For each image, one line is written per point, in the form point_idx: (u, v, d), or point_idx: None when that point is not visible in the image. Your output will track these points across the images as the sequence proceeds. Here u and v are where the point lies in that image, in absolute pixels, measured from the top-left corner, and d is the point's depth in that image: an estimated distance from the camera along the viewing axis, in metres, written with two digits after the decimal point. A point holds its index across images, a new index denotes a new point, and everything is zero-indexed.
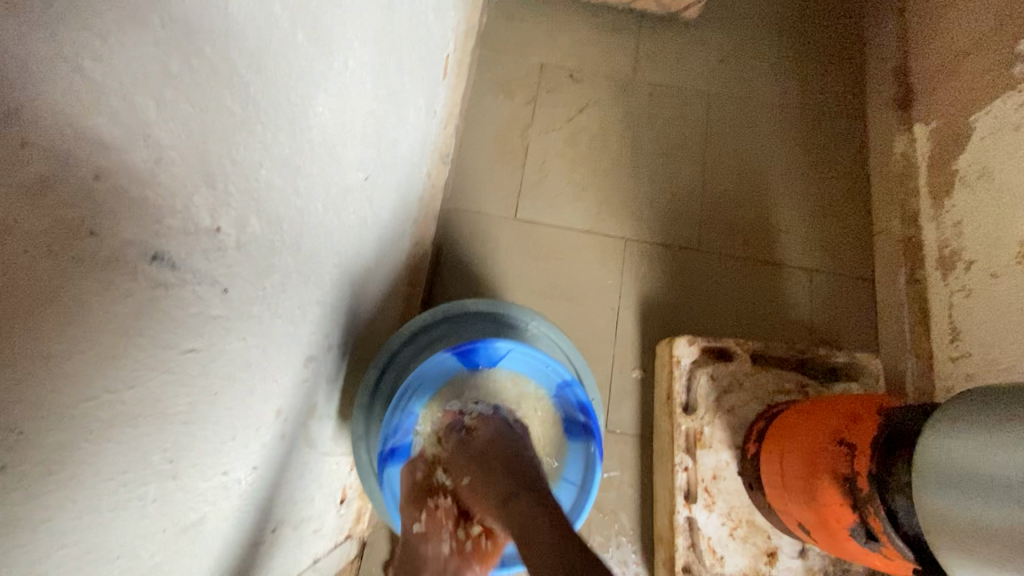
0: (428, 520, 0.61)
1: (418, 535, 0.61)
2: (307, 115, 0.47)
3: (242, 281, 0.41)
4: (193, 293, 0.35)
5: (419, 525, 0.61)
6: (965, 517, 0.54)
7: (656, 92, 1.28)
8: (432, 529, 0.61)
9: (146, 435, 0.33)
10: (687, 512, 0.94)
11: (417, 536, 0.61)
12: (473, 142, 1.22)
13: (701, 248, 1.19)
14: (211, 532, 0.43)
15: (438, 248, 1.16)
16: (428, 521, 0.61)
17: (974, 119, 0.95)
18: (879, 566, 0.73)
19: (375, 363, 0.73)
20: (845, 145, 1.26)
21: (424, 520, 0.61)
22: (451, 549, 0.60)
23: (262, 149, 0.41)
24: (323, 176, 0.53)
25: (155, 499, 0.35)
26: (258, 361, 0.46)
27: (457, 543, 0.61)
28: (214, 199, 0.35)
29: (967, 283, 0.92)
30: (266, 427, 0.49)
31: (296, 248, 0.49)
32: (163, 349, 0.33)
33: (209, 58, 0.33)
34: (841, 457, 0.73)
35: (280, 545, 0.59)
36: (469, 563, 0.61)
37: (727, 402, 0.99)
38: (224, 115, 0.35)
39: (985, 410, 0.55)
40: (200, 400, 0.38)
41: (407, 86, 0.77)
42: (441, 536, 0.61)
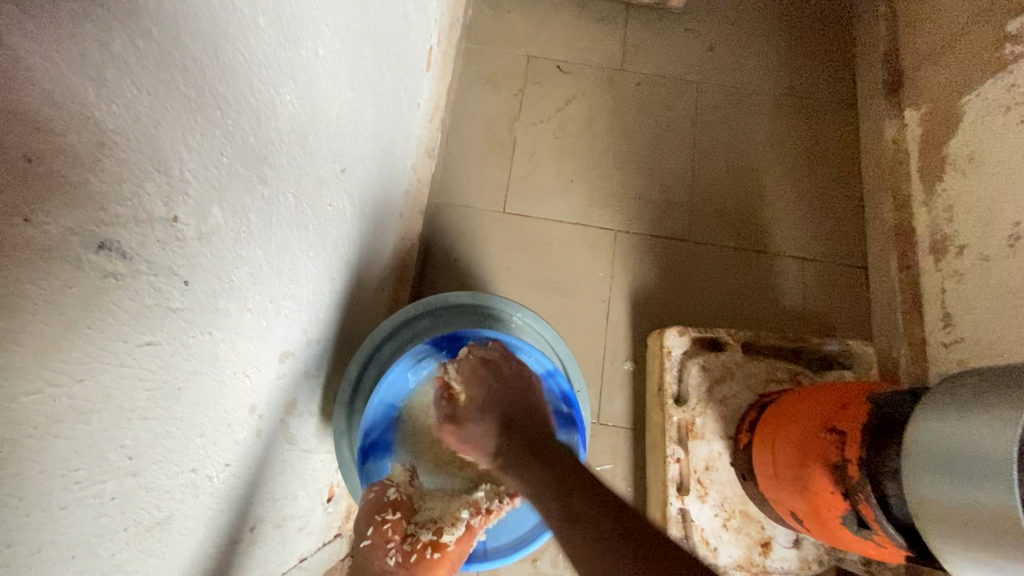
0: (376, 535, 0.62)
1: (368, 549, 0.63)
2: (273, 102, 0.46)
3: (206, 272, 0.40)
4: (148, 285, 0.34)
5: (367, 540, 0.63)
6: (952, 503, 0.54)
7: (644, 82, 1.27)
8: (379, 543, 0.62)
9: (100, 431, 0.32)
10: (680, 504, 0.94)
11: (368, 551, 0.63)
12: (460, 135, 1.21)
13: (692, 238, 1.18)
14: (180, 531, 0.42)
15: (426, 242, 1.14)
16: (377, 537, 0.62)
17: (964, 102, 0.94)
18: (871, 554, 0.72)
19: (357, 359, 0.72)
20: (835, 132, 1.25)
21: (371, 535, 0.63)
22: (398, 563, 0.62)
23: (223, 137, 0.40)
24: (294, 166, 0.52)
25: (114, 497, 0.34)
26: (228, 356, 0.45)
27: (403, 555, 0.62)
28: (168, 188, 0.34)
29: (958, 267, 0.91)
30: (239, 423, 0.48)
31: (266, 240, 0.48)
32: (116, 343, 0.32)
33: (156, 39, 0.32)
34: (832, 445, 0.73)
35: (262, 544, 0.58)
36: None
37: (719, 393, 0.98)
38: (176, 100, 0.34)
39: (975, 392, 0.55)
40: (161, 395, 0.37)
41: (386, 77, 0.76)
42: (387, 550, 0.62)
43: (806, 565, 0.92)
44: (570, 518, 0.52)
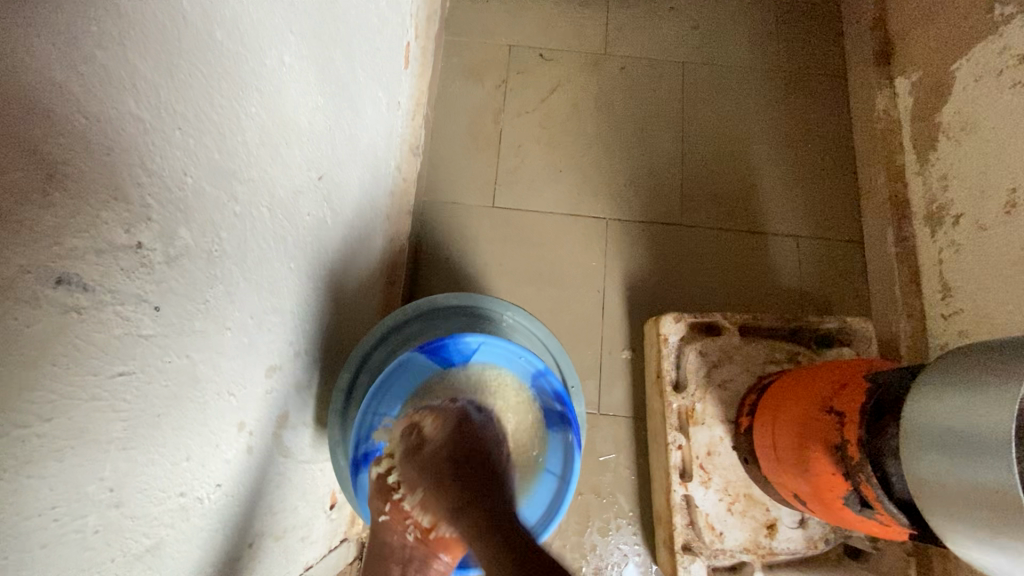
0: (392, 512, 0.63)
1: (384, 525, 0.64)
2: (238, 116, 0.45)
3: (178, 296, 0.39)
4: (116, 314, 0.33)
5: (385, 515, 0.63)
6: (953, 483, 0.53)
7: (629, 66, 1.25)
8: (396, 521, 0.63)
9: (76, 466, 0.31)
10: (684, 490, 0.93)
11: (384, 526, 0.64)
12: (445, 131, 1.19)
13: (686, 222, 1.17)
14: (171, 555, 0.42)
15: (416, 241, 1.13)
16: (394, 514, 0.63)
17: (955, 68, 0.92)
18: (875, 533, 0.72)
19: (348, 368, 0.71)
20: (824, 106, 1.23)
21: (387, 512, 0.63)
22: (416, 539, 0.64)
23: (185, 157, 0.39)
24: (266, 179, 0.51)
25: (97, 530, 0.34)
26: (210, 376, 0.44)
27: (420, 532, 0.63)
28: (129, 215, 0.34)
29: (956, 238, 0.90)
30: (228, 442, 0.48)
31: (241, 256, 0.48)
32: (85, 377, 0.31)
33: (101, 63, 0.31)
34: (831, 426, 0.72)
35: (261, 558, 0.58)
36: (434, 551, 0.64)
37: (718, 377, 0.97)
38: (129, 123, 0.33)
39: (972, 368, 0.54)
40: (140, 424, 0.36)
41: (361, 79, 0.75)
42: (404, 527, 0.63)
43: (812, 545, 0.93)
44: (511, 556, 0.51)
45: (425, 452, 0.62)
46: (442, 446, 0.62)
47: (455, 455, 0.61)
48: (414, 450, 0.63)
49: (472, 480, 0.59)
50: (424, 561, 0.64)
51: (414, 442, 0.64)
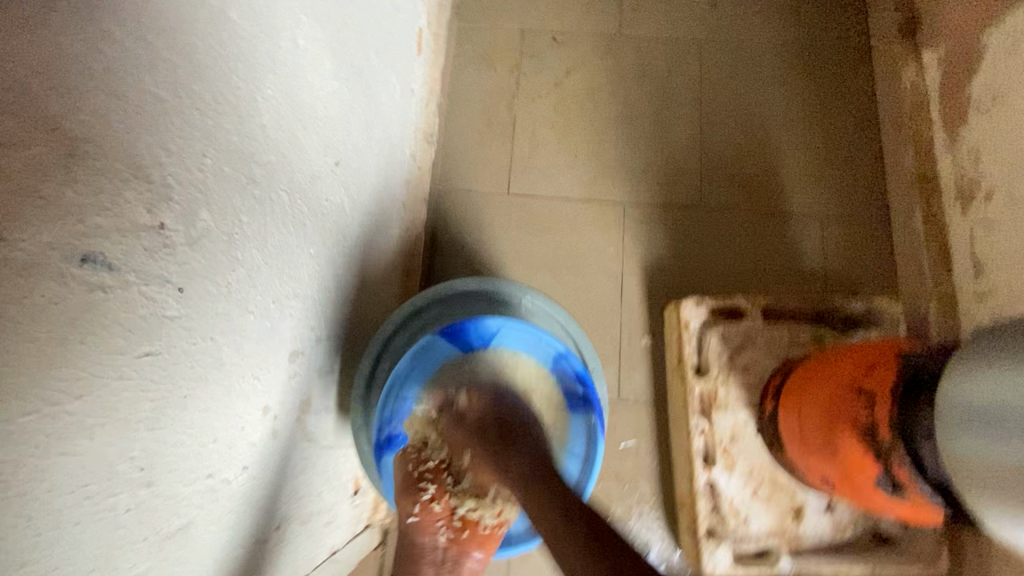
0: (421, 513, 0.62)
1: (415, 527, 0.62)
2: (254, 98, 0.45)
3: (201, 278, 0.39)
4: (142, 294, 0.33)
5: (414, 516, 0.62)
6: (991, 461, 0.51)
7: (643, 47, 1.22)
8: (427, 522, 0.62)
9: (107, 445, 0.32)
10: (708, 476, 0.92)
11: (413, 529, 0.62)
12: (458, 118, 1.18)
13: (705, 205, 1.15)
14: (202, 536, 0.42)
15: (433, 230, 1.13)
16: (423, 514, 0.62)
17: (985, 36, 0.88)
18: (909, 515, 0.70)
19: (369, 354, 0.71)
20: (847, 82, 1.20)
21: (417, 514, 0.62)
22: (448, 539, 0.62)
23: (204, 138, 0.39)
24: (283, 163, 0.50)
25: (129, 509, 0.34)
26: (234, 359, 0.45)
27: (454, 532, 0.62)
28: (151, 195, 0.34)
29: (988, 214, 0.86)
30: (254, 426, 0.48)
31: (261, 240, 0.47)
32: (112, 356, 0.31)
33: (117, 40, 0.30)
34: (860, 407, 0.70)
35: (288, 541, 0.59)
36: (467, 550, 0.63)
37: (741, 360, 0.95)
38: (148, 102, 0.33)
39: (1008, 342, 0.52)
40: (168, 404, 0.37)
41: (374, 64, 0.74)
42: (436, 528, 0.62)
43: (840, 530, 0.91)
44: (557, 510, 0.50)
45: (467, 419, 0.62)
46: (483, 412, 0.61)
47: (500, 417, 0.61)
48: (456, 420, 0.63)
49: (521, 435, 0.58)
50: (457, 561, 0.63)
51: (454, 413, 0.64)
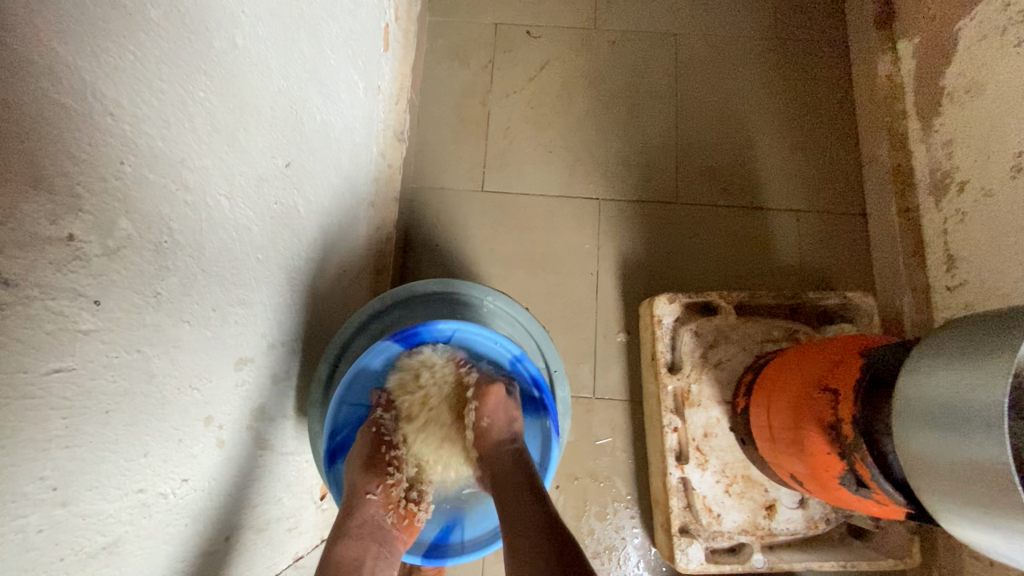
0: (381, 490, 0.62)
1: (370, 503, 0.61)
2: (183, 100, 0.43)
3: (123, 289, 0.38)
4: (49, 309, 0.32)
5: (375, 492, 0.61)
6: (945, 461, 0.51)
7: (619, 40, 1.21)
8: (382, 499, 0.62)
9: (10, 466, 0.31)
10: (680, 473, 0.92)
11: (364, 507, 0.61)
12: (431, 115, 1.17)
13: (681, 200, 1.14)
14: (133, 552, 0.41)
15: (405, 228, 1.11)
16: (383, 494, 0.62)
17: (959, 27, 0.87)
18: (873, 512, 0.70)
19: (327, 357, 0.71)
20: (824, 73, 1.19)
21: (376, 491, 0.61)
22: (392, 523, 0.62)
23: (123, 145, 0.37)
24: (222, 167, 0.49)
25: (42, 529, 0.33)
26: (168, 371, 0.43)
27: (398, 517, 0.63)
28: (55, 206, 0.32)
29: (960, 207, 0.86)
30: (194, 437, 0.47)
31: (197, 248, 0.46)
32: (15, 375, 0.30)
33: (9, 45, 0.29)
34: (825, 405, 0.70)
35: (242, 551, 0.58)
36: (400, 539, 0.62)
37: (714, 357, 0.95)
38: (49, 111, 0.32)
39: (967, 339, 0.51)
40: (86, 420, 0.36)
41: (332, 61, 0.72)
42: (385, 510, 0.62)
43: (812, 525, 0.91)
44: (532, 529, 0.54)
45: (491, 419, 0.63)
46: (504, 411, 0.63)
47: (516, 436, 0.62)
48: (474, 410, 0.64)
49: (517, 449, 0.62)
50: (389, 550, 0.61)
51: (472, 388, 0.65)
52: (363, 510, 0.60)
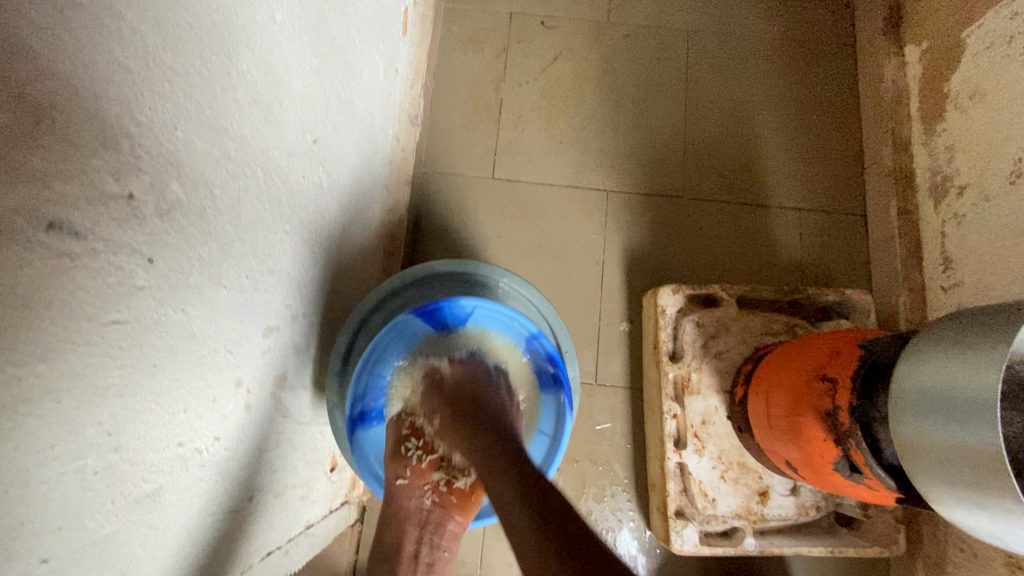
0: (411, 476, 0.67)
1: (403, 488, 0.67)
2: (228, 72, 0.45)
3: (171, 250, 0.40)
4: (109, 263, 0.34)
5: (404, 477, 0.67)
6: (939, 444, 0.54)
7: (632, 34, 1.22)
8: (415, 484, 0.67)
9: (73, 408, 0.32)
10: (678, 458, 0.95)
11: (401, 490, 0.67)
12: (444, 100, 1.18)
13: (686, 194, 1.16)
14: (172, 502, 0.43)
15: (415, 212, 1.13)
16: (413, 478, 0.67)
17: (965, 35, 0.89)
18: (864, 498, 0.73)
19: (346, 331, 0.73)
20: (832, 75, 1.21)
21: (407, 477, 0.67)
22: (434, 501, 0.68)
23: (176, 111, 0.39)
24: (259, 139, 0.51)
25: (96, 471, 0.35)
26: (206, 332, 0.45)
27: (438, 496, 0.68)
28: (118, 164, 0.34)
29: (959, 210, 0.89)
30: (226, 398, 0.49)
31: (235, 216, 0.48)
32: (80, 322, 0.32)
33: (85, 7, 0.30)
34: (823, 393, 0.72)
35: (263, 512, 0.60)
36: (449, 514, 0.68)
37: (715, 347, 0.98)
38: (117, 73, 0.33)
39: (964, 331, 0.54)
40: (136, 372, 0.37)
41: (357, 42, 0.74)
42: (422, 491, 0.67)
43: (803, 511, 0.94)
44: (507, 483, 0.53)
45: (467, 413, 0.62)
46: (480, 402, 0.63)
47: (496, 420, 0.60)
48: (450, 412, 0.63)
49: (490, 413, 0.61)
50: (440, 521, 0.68)
51: (445, 393, 0.65)
52: (404, 494, 0.67)
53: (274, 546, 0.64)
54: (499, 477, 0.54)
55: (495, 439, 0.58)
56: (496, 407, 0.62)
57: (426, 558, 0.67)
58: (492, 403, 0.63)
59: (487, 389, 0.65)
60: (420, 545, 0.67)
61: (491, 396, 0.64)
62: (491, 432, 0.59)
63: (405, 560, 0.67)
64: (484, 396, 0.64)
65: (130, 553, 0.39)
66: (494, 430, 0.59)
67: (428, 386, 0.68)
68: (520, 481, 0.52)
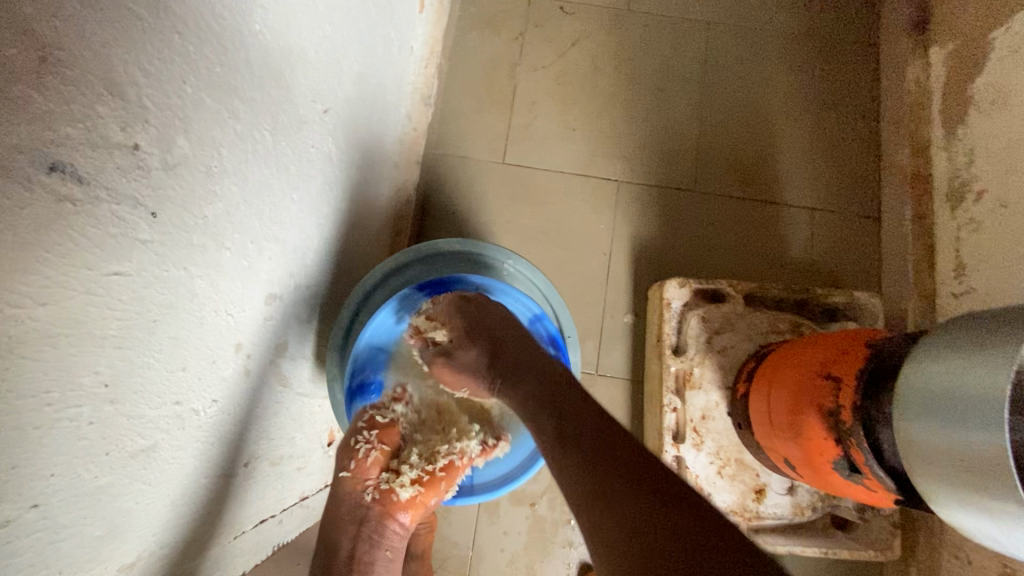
0: (355, 469, 0.66)
1: (347, 481, 0.66)
2: (240, 32, 0.44)
3: (175, 206, 0.39)
4: (112, 213, 0.34)
5: (349, 471, 0.66)
6: (943, 446, 0.53)
7: (651, 23, 1.21)
8: (358, 477, 0.66)
9: (70, 356, 0.32)
10: (675, 452, 0.94)
11: (345, 483, 0.66)
12: (458, 82, 1.17)
13: (698, 188, 1.15)
14: (167, 460, 0.43)
15: (424, 193, 1.12)
16: (356, 472, 0.66)
17: (992, 37, 0.87)
18: (862, 499, 0.73)
19: (349, 306, 0.73)
20: (853, 75, 1.19)
21: (351, 470, 0.66)
22: (374, 499, 0.66)
23: (184, 65, 0.38)
24: (268, 104, 0.50)
25: (92, 421, 0.35)
26: (208, 293, 0.45)
27: (379, 493, 0.66)
28: (125, 112, 0.34)
29: (975, 215, 0.87)
30: (225, 361, 0.49)
31: (241, 180, 0.48)
32: (81, 270, 0.32)
33: None
34: (827, 391, 0.72)
35: (258, 479, 0.60)
36: (389, 514, 0.66)
37: (719, 343, 0.97)
38: (126, 20, 0.33)
39: (977, 332, 0.53)
40: (136, 325, 0.37)
41: (372, 14, 0.73)
42: (365, 486, 0.66)
43: (799, 511, 0.94)
44: (545, 419, 0.60)
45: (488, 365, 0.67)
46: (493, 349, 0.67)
47: (522, 372, 0.64)
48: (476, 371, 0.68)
49: (509, 355, 0.66)
50: (382, 521, 0.66)
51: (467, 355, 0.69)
52: (349, 487, 0.66)
53: (268, 514, 0.65)
54: (536, 410, 0.61)
55: (519, 379, 0.64)
56: (507, 347, 0.67)
57: (364, 557, 0.64)
58: (503, 343, 0.67)
59: (504, 337, 0.67)
60: (358, 546, 0.65)
61: (498, 334, 0.68)
62: (517, 373, 0.65)
63: (343, 560, 0.64)
64: (505, 347, 0.67)
65: (123, 508, 0.39)
66: (516, 369, 0.65)
67: (444, 356, 0.71)
68: (557, 417, 0.59)
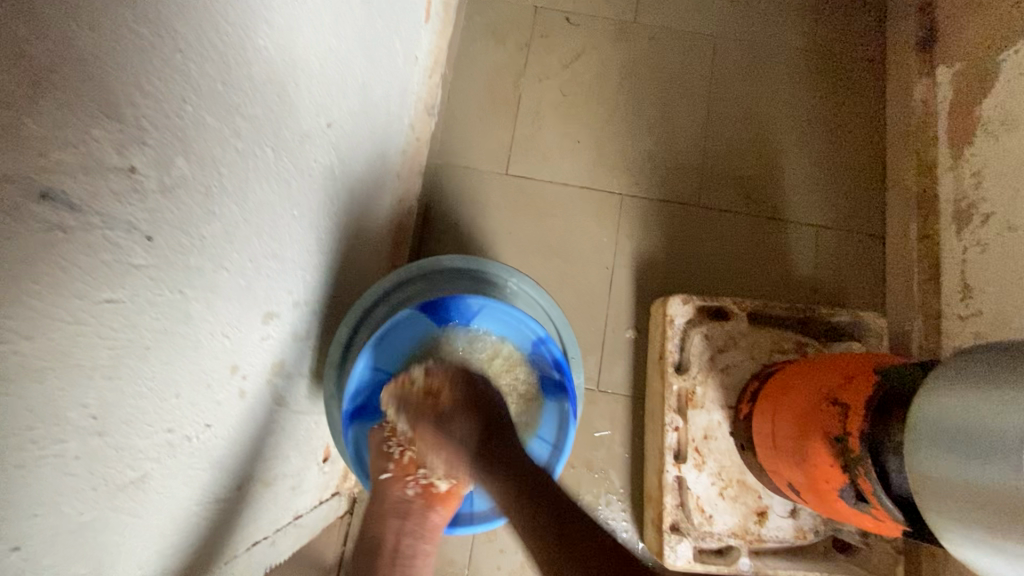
0: (395, 468, 0.67)
1: (387, 481, 0.67)
2: (244, 48, 0.43)
3: (172, 229, 0.38)
4: (105, 238, 0.32)
5: (389, 471, 0.67)
6: (958, 482, 0.51)
7: (658, 36, 1.20)
8: (399, 475, 0.67)
9: (57, 391, 0.31)
10: (676, 472, 0.93)
11: (385, 484, 0.67)
12: (462, 92, 1.16)
13: (703, 204, 1.14)
14: (157, 490, 0.42)
15: (425, 204, 1.11)
16: (397, 470, 0.67)
17: (1001, 58, 0.86)
18: (868, 528, 0.71)
19: (348, 322, 0.72)
20: (859, 92, 1.18)
21: (391, 469, 0.67)
22: (417, 493, 0.67)
23: (185, 84, 0.37)
24: (271, 120, 0.49)
25: (78, 456, 0.33)
26: (204, 316, 0.44)
27: (421, 487, 0.67)
28: (122, 135, 0.32)
29: (982, 238, 0.86)
30: (220, 384, 0.48)
31: (241, 199, 0.46)
32: (70, 301, 0.30)
33: None
34: (834, 417, 0.70)
35: (252, 502, 0.59)
36: (431, 506, 0.67)
37: (722, 362, 0.95)
38: (126, 39, 0.31)
39: (991, 366, 0.52)
40: (127, 353, 0.36)
41: (378, 26, 0.71)
42: (406, 483, 0.67)
43: (801, 535, 0.92)
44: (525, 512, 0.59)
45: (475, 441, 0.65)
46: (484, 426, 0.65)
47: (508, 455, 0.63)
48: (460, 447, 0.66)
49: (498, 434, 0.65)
50: (423, 515, 0.67)
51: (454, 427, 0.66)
52: (390, 486, 0.67)
53: (262, 536, 0.63)
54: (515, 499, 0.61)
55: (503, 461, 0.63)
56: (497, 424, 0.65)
57: (407, 551, 0.66)
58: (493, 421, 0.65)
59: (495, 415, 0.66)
60: (402, 539, 0.66)
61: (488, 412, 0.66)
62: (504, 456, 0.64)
63: (386, 555, 0.65)
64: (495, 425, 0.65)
65: (108, 543, 0.38)
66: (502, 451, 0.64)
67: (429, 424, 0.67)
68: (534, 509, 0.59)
